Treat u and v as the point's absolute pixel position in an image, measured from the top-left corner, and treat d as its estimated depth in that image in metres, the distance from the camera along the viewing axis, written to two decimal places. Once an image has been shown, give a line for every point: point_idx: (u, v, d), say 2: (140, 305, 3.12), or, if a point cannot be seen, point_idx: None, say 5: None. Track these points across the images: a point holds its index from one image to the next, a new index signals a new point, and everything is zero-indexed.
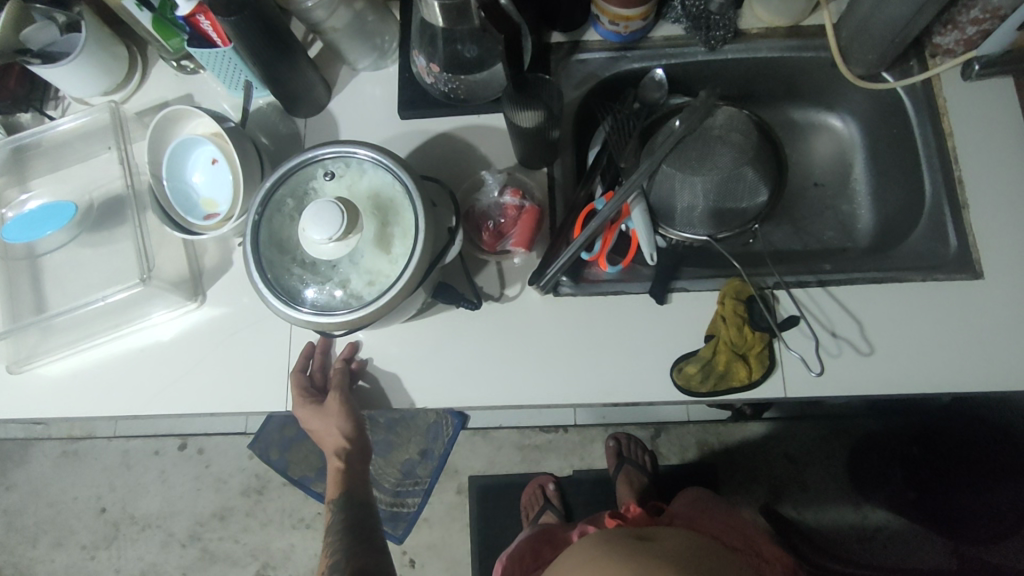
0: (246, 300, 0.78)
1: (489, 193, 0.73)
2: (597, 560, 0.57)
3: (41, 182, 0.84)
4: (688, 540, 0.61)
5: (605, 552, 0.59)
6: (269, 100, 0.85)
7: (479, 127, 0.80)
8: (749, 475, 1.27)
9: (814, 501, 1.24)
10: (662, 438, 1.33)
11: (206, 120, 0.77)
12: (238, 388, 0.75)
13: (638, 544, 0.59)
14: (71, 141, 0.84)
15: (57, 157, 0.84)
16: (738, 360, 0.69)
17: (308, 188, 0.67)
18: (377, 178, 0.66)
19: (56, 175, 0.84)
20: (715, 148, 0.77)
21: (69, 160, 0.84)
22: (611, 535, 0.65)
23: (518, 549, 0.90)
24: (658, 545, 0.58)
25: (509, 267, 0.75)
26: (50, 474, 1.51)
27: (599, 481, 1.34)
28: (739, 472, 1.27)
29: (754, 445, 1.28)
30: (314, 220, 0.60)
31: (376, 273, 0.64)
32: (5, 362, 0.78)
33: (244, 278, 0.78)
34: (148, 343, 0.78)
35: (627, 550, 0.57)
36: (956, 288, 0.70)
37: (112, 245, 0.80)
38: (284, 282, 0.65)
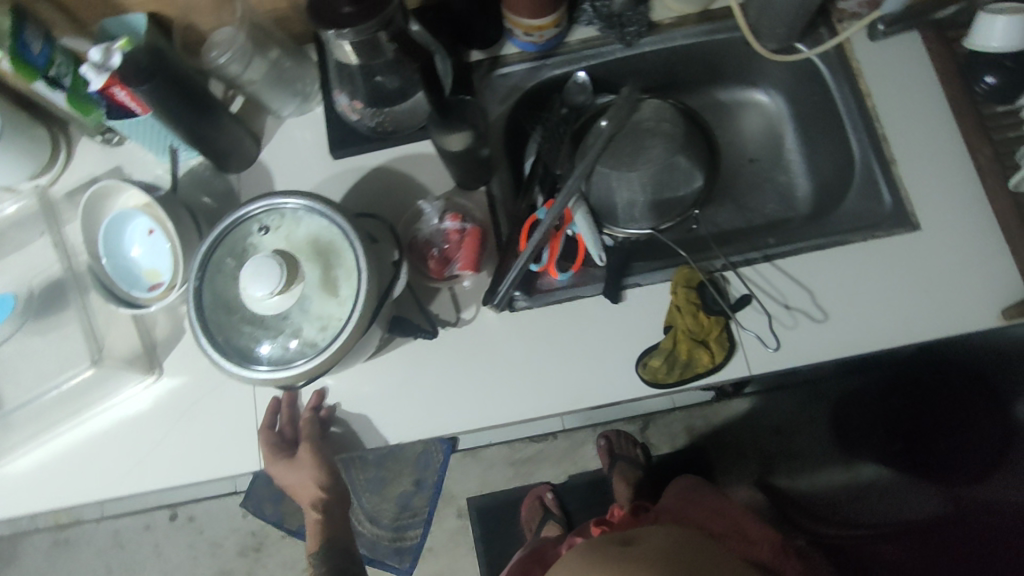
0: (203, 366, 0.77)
1: (429, 222, 0.73)
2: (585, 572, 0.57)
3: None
4: (674, 537, 0.60)
5: (593, 562, 0.58)
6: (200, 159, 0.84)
7: (412, 157, 0.80)
8: (738, 453, 1.28)
9: (806, 467, 1.26)
10: (651, 429, 1.34)
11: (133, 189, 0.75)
12: (207, 455, 0.74)
13: (625, 549, 0.59)
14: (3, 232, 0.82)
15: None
16: (699, 347, 0.70)
17: (247, 244, 0.66)
18: (314, 223, 0.66)
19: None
20: (645, 142, 0.78)
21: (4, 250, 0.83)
22: (595, 542, 0.65)
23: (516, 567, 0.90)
24: (639, 548, 0.58)
25: (461, 290, 0.75)
26: (42, 566, 1.47)
27: (595, 482, 1.34)
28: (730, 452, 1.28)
29: (740, 423, 1.30)
30: (253, 276, 0.59)
31: (326, 319, 0.64)
32: None
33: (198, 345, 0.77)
34: (111, 425, 0.77)
35: (613, 558, 0.57)
36: (896, 243, 0.71)
37: (59, 331, 0.78)
38: (235, 342, 0.64)
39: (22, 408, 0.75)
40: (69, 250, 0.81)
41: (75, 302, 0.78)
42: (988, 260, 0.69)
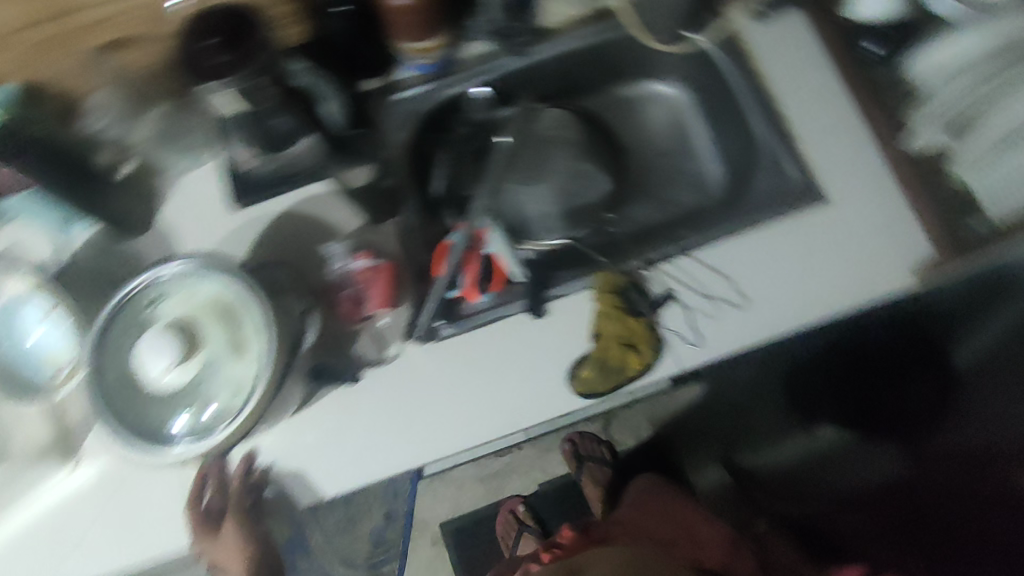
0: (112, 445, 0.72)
1: (336, 266, 0.72)
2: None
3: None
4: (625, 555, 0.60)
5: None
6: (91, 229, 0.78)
7: (315, 197, 0.78)
8: (699, 435, 1.27)
9: (765, 442, 1.25)
10: (613, 424, 1.32)
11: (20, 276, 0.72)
12: (132, 541, 0.69)
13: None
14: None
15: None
16: (629, 351, 0.68)
17: (147, 315, 0.63)
18: (212, 284, 0.63)
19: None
20: (547, 151, 0.85)
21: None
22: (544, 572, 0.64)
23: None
24: None
25: (382, 327, 0.72)
26: None
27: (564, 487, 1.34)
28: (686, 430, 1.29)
29: (699, 407, 1.27)
30: (148, 351, 0.57)
31: (240, 383, 0.61)
32: None
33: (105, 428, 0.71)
34: (24, 525, 0.71)
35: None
36: (805, 219, 0.72)
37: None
38: (145, 421, 0.61)
39: None
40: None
41: None
42: (896, 224, 0.70)
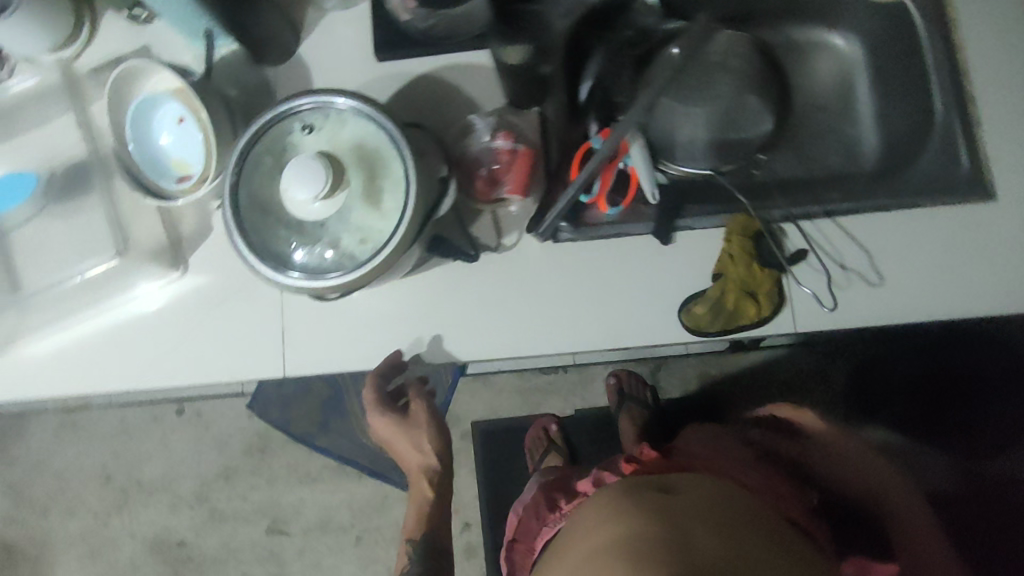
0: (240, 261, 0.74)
1: (480, 139, 0.72)
2: (628, 518, 0.64)
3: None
4: (710, 486, 0.69)
5: (635, 504, 0.66)
6: (232, 48, 0.75)
7: (460, 67, 0.74)
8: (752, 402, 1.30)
9: None
10: (662, 372, 1.35)
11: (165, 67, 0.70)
12: (229, 356, 0.73)
13: (669, 496, 0.66)
14: (25, 110, 0.78)
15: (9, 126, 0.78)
16: (748, 300, 0.67)
17: (287, 144, 0.63)
18: (360, 128, 0.62)
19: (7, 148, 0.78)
20: (715, 76, 0.81)
21: (19, 130, 0.78)
22: (635, 486, 0.71)
23: (526, 506, 0.94)
24: (677, 504, 0.65)
25: (505, 214, 0.72)
26: (52, 446, 1.50)
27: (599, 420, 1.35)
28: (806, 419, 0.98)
29: (756, 372, 1.31)
30: (296, 178, 0.57)
31: (368, 232, 0.61)
32: None
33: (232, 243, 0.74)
34: (130, 317, 0.75)
35: (658, 510, 0.64)
36: (962, 214, 0.67)
37: (83, 218, 0.76)
38: (270, 247, 0.61)
39: (47, 292, 0.75)
40: (94, 135, 0.77)
41: (100, 186, 0.76)
42: None
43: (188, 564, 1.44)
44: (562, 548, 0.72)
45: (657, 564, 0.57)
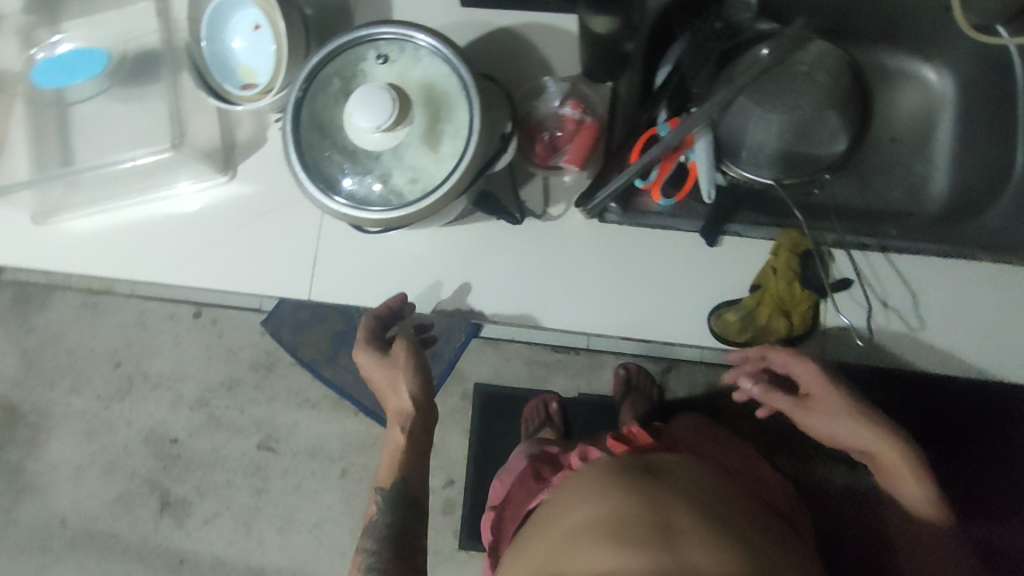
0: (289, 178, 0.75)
1: (548, 103, 0.71)
2: (613, 494, 0.67)
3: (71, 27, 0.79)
4: (697, 478, 0.71)
5: (623, 482, 0.69)
6: None
7: (541, 27, 0.74)
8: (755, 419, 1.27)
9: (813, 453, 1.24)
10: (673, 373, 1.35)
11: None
12: (258, 268, 0.74)
13: (656, 483, 0.68)
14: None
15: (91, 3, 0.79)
16: (782, 316, 0.67)
17: (357, 70, 0.62)
18: (432, 68, 0.61)
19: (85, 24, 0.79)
20: (797, 85, 0.72)
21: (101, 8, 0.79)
22: (622, 465, 0.73)
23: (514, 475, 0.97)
24: (664, 486, 0.67)
25: (556, 183, 0.71)
26: (70, 323, 1.54)
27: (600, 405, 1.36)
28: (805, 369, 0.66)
29: None
30: (361, 104, 0.55)
31: (421, 174, 0.60)
32: (31, 211, 0.77)
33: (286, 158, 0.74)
34: (171, 211, 0.75)
35: (644, 490, 0.66)
36: (1017, 275, 0.66)
37: (142, 107, 0.77)
38: (322, 168, 0.61)
39: (94, 170, 0.76)
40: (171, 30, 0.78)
41: (167, 78, 0.77)
42: None
43: (177, 462, 1.48)
44: (542, 521, 0.73)
45: (642, 541, 0.59)
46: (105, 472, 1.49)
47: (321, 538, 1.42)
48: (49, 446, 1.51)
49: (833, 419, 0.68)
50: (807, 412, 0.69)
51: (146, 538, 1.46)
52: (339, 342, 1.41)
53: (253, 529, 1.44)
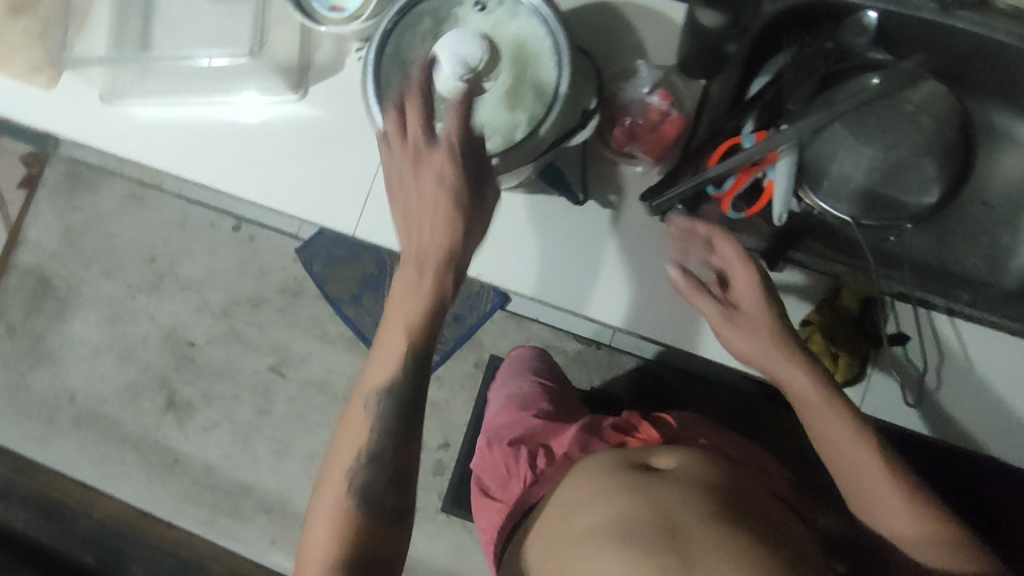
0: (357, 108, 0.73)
1: (638, 88, 0.70)
2: (618, 495, 0.71)
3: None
4: (699, 468, 0.76)
5: (628, 481, 0.73)
6: None
7: (645, 10, 0.70)
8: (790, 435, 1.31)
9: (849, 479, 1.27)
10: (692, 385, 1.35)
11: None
12: (311, 193, 0.73)
13: (660, 482, 0.72)
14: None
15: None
16: (829, 356, 0.76)
17: (451, 14, 0.61)
18: (528, 27, 0.60)
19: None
20: (896, 126, 0.64)
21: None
22: (623, 460, 0.79)
23: (503, 457, 0.96)
24: (670, 480, 0.72)
25: (627, 171, 0.72)
26: (115, 209, 1.57)
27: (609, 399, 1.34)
28: (742, 273, 0.67)
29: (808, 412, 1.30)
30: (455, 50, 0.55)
31: (493, 133, 0.60)
32: (100, 90, 0.77)
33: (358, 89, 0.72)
34: (236, 118, 0.75)
35: (651, 488, 0.71)
36: None
37: (229, 11, 0.77)
38: (393, 105, 0.60)
39: (170, 62, 0.76)
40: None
41: None
42: None
43: (189, 366, 1.50)
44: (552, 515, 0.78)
45: (649, 541, 0.64)
46: (120, 360, 1.52)
47: (313, 470, 1.44)
48: (72, 323, 1.55)
49: (755, 337, 0.67)
50: (728, 327, 0.67)
51: (146, 431, 1.49)
52: (368, 285, 1.41)
53: (250, 446, 1.46)
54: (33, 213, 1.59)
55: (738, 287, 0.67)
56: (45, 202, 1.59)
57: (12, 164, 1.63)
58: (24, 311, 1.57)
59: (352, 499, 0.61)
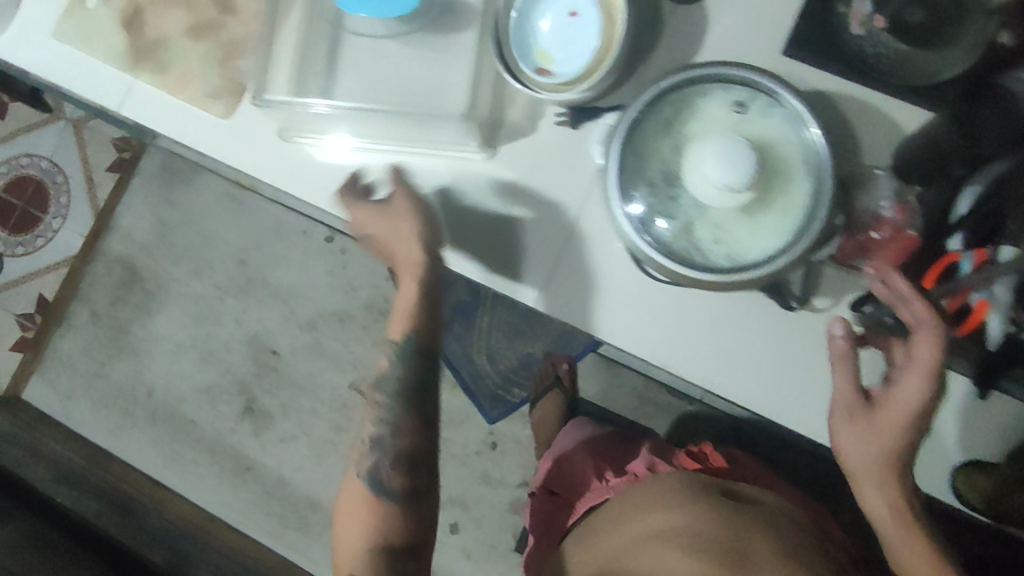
0: (566, 186, 0.71)
1: (872, 197, 0.64)
2: (683, 520, 0.85)
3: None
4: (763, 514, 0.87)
5: (693, 511, 0.86)
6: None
7: (862, 109, 0.67)
8: None
9: None
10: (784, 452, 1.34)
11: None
12: (494, 256, 0.72)
13: (722, 514, 0.85)
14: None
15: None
16: None
17: (695, 105, 0.58)
18: (779, 131, 0.56)
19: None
20: None
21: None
22: (694, 489, 0.91)
23: (578, 472, 1.10)
24: (730, 520, 0.84)
25: (829, 271, 0.68)
26: (211, 208, 1.58)
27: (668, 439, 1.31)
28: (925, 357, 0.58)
29: None
30: (721, 157, 0.50)
31: (728, 238, 0.56)
32: (280, 125, 0.75)
33: (575, 163, 0.71)
34: (422, 170, 0.73)
35: (713, 525, 0.83)
36: None
37: (439, 60, 0.73)
38: (631, 195, 0.58)
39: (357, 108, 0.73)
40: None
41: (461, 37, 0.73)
42: None
43: (271, 374, 1.52)
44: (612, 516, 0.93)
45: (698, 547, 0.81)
46: (202, 359, 1.55)
47: None
48: (157, 318, 1.58)
49: (870, 445, 0.62)
50: (848, 424, 0.63)
51: (221, 434, 1.52)
52: (460, 312, 1.37)
53: (324, 462, 1.48)
54: (126, 202, 1.62)
55: (901, 385, 0.60)
56: (139, 192, 1.61)
57: (108, 149, 1.64)
58: (111, 299, 1.60)
59: (367, 486, 0.73)
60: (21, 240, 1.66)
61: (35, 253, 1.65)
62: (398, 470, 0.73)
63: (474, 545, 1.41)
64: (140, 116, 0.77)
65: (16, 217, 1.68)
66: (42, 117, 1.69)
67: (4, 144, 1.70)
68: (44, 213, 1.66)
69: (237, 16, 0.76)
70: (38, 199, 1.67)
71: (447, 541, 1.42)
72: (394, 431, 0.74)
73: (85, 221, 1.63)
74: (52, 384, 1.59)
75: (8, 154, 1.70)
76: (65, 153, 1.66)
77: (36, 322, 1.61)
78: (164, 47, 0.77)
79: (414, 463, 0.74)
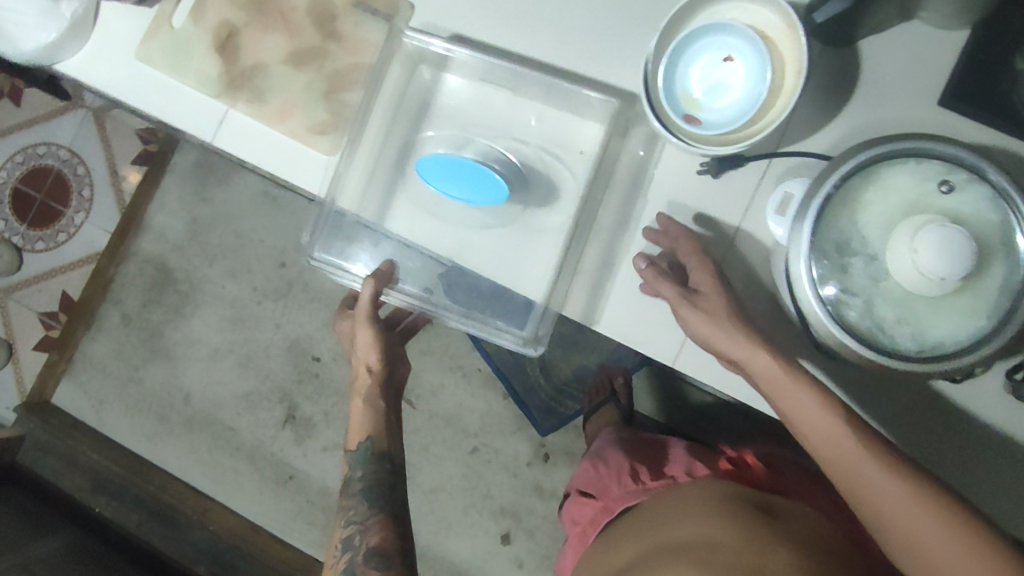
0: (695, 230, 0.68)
1: None
2: (706, 515, 0.63)
3: (478, 24, 0.71)
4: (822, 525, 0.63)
5: (726, 509, 0.63)
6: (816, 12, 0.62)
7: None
8: None
9: None
10: None
11: (782, 9, 0.61)
12: (625, 309, 0.69)
13: (766, 518, 0.61)
14: (557, 78, 0.70)
15: (519, 77, 0.71)
16: None
17: (892, 175, 0.55)
18: (983, 215, 0.53)
19: (502, 92, 0.73)
20: None
21: (507, 83, 0.72)
22: (736, 489, 0.68)
23: (610, 469, 0.87)
24: (785, 524, 0.61)
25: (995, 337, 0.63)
26: (246, 207, 1.50)
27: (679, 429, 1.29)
28: (700, 267, 0.64)
29: None
30: (938, 247, 0.47)
31: (915, 319, 0.54)
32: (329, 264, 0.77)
33: (709, 211, 0.68)
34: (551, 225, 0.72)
35: (748, 521, 0.61)
36: None
37: (527, 243, 0.72)
38: (812, 260, 0.55)
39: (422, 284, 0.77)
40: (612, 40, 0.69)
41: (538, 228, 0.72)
42: None
43: (313, 381, 1.46)
44: (637, 527, 0.70)
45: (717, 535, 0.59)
46: (240, 364, 1.49)
47: (433, 504, 1.41)
48: (192, 320, 1.51)
49: (712, 326, 0.62)
50: (689, 310, 0.63)
51: (262, 442, 1.46)
52: None
53: None
54: (158, 199, 1.54)
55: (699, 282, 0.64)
56: (171, 189, 1.53)
57: (134, 142, 1.55)
58: (143, 301, 1.53)
59: None
60: (41, 234, 1.56)
61: (55, 250, 1.55)
62: (374, 564, 0.68)
63: (527, 557, 1.38)
64: (236, 148, 0.74)
65: (34, 211, 1.56)
66: (62, 104, 1.56)
67: (20, 132, 1.58)
68: (66, 206, 1.55)
69: (342, 42, 0.73)
70: (60, 193, 1.56)
71: (497, 552, 1.39)
72: (362, 531, 0.71)
73: (112, 216, 1.54)
74: (82, 387, 1.54)
75: (23, 142, 1.58)
76: (88, 145, 1.55)
77: (61, 321, 1.54)
78: (261, 75, 0.73)
79: (390, 557, 0.68)
